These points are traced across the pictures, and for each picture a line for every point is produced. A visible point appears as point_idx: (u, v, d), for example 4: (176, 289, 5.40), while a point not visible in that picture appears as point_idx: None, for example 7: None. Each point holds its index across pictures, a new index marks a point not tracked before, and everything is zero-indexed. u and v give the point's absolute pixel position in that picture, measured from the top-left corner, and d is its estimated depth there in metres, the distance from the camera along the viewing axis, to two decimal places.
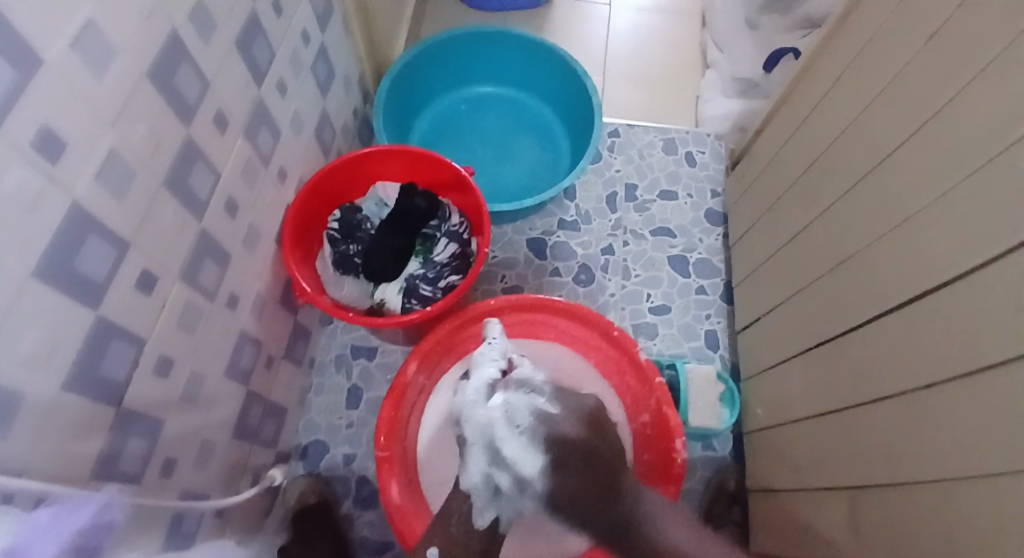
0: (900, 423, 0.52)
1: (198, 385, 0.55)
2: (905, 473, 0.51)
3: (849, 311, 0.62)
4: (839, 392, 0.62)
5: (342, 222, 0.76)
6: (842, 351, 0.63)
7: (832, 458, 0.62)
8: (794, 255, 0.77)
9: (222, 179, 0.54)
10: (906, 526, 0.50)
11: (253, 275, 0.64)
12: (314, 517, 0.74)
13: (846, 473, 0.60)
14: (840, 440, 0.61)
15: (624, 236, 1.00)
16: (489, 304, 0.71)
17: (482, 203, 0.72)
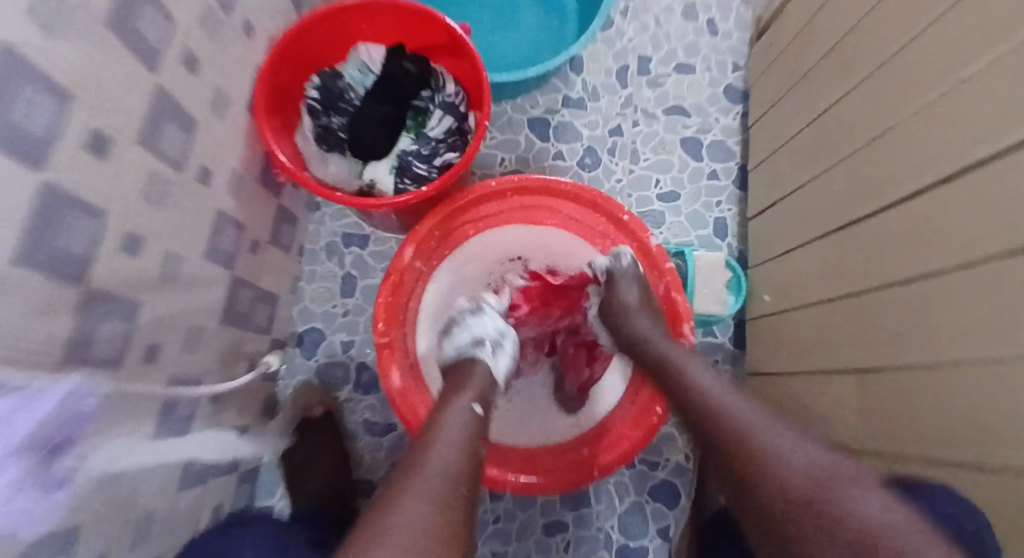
0: (910, 310, 0.51)
1: (176, 266, 0.51)
2: (917, 357, 0.49)
3: (868, 194, 0.58)
4: (852, 278, 0.60)
5: (323, 90, 0.67)
6: (856, 237, 0.60)
7: (840, 345, 0.62)
8: (815, 135, 0.69)
9: (179, 26, 0.45)
10: (913, 411, 0.50)
11: (228, 147, 0.57)
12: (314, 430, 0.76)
13: (854, 356, 0.59)
14: (849, 325, 0.60)
15: (633, 116, 0.92)
16: (490, 186, 0.66)
17: (481, 70, 0.63)
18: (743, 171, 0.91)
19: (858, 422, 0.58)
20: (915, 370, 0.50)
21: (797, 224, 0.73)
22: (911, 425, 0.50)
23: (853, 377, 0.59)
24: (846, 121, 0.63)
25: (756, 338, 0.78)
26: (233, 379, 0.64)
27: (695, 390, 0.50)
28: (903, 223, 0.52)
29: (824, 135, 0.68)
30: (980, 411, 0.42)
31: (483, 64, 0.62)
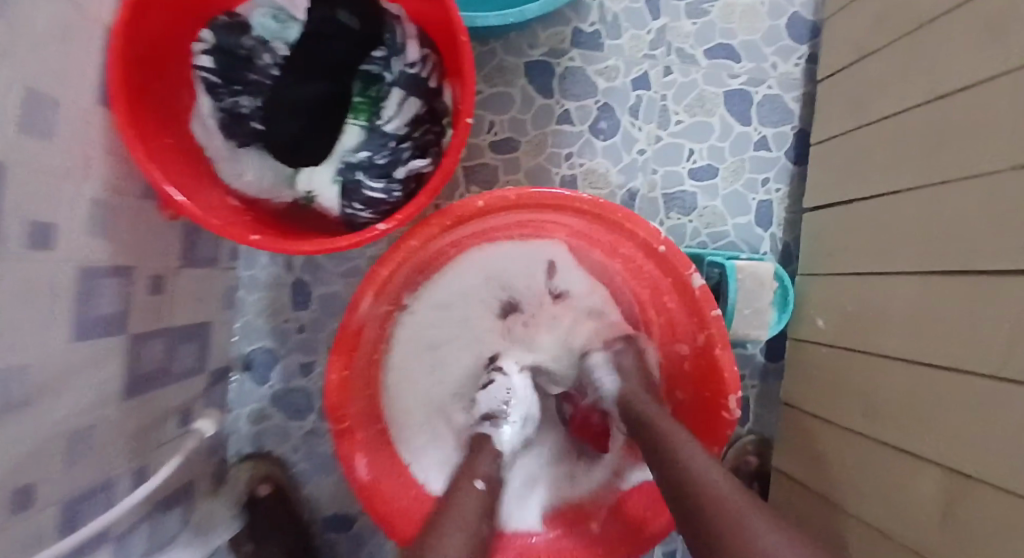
0: (1003, 416, 0.38)
1: (32, 375, 0.34)
2: (1010, 478, 0.37)
3: (981, 242, 0.42)
4: (931, 343, 0.46)
5: (225, 56, 0.45)
6: (960, 292, 0.44)
7: (893, 414, 0.50)
8: (918, 125, 0.50)
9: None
10: (970, 530, 0.40)
11: (72, 173, 0.37)
12: (269, 508, 0.63)
13: (913, 439, 0.47)
14: (919, 401, 0.47)
15: (665, 59, 0.69)
16: (475, 206, 0.47)
17: (461, 35, 0.41)
18: (800, 139, 0.71)
19: (891, 505, 0.49)
20: (989, 487, 0.39)
21: (867, 238, 0.56)
22: (963, 544, 0.41)
23: (900, 455, 0.48)
24: (974, 124, 0.44)
25: (798, 363, 0.65)
26: (153, 476, 0.50)
27: (683, 469, 0.37)
28: (1023, 307, 0.38)
29: (938, 131, 0.48)
30: None
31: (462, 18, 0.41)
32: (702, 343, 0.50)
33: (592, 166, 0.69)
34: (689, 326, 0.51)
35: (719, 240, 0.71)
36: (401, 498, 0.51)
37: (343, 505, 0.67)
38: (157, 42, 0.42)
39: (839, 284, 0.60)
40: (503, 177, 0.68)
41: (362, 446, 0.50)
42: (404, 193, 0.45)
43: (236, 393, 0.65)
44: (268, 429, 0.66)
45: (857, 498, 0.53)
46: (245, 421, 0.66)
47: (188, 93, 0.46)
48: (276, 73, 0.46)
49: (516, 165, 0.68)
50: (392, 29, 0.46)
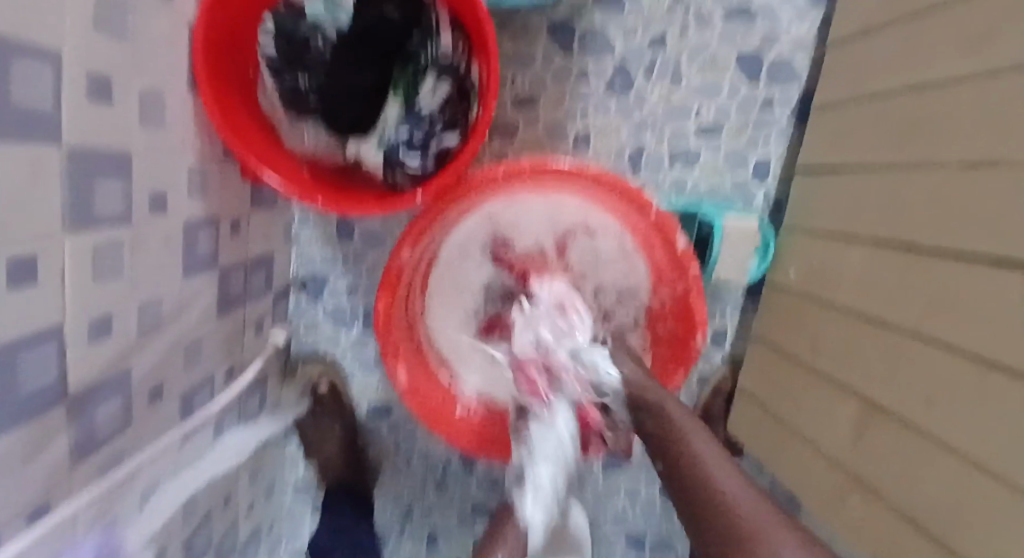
0: (912, 367, 0.49)
1: (156, 307, 0.47)
2: (917, 420, 0.48)
3: (915, 222, 0.51)
4: (870, 302, 0.56)
5: (284, 39, 0.54)
6: (895, 262, 0.53)
7: (833, 354, 0.60)
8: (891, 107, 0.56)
9: (68, 54, 0.33)
10: (875, 446, 0.53)
11: (176, 149, 0.47)
12: (329, 402, 0.80)
13: (846, 377, 0.58)
14: (854, 346, 0.57)
15: (682, 16, 0.72)
16: (497, 172, 0.56)
17: (483, 21, 0.48)
18: (805, 100, 0.75)
19: (818, 423, 0.62)
20: (895, 419, 0.51)
21: (838, 205, 0.63)
22: (867, 455, 0.54)
23: (832, 386, 0.60)
24: (924, 114, 0.51)
25: (770, 306, 0.75)
26: (240, 379, 0.66)
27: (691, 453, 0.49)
28: (940, 281, 0.47)
29: (895, 117, 0.55)
30: (959, 509, 0.42)
31: (487, 8, 0.47)
32: (681, 290, 0.61)
33: (603, 121, 0.75)
34: (672, 276, 0.61)
35: (715, 194, 0.78)
36: (433, 400, 0.65)
37: (383, 400, 0.83)
38: (231, 28, 0.50)
39: (812, 242, 0.68)
40: (523, 130, 0.75)
41: (404, 359, 0.64)
42: (435, 164, 0.55)
43: (296, 310, 0.79)
44: (321, 339, 0.81)
45: (797, 420, 0.65)
46: (303, 332, 0.80)
47: (253, 70, 0.55)
48: (327, 55, 0.55)
49: (535, 119, 0.75)
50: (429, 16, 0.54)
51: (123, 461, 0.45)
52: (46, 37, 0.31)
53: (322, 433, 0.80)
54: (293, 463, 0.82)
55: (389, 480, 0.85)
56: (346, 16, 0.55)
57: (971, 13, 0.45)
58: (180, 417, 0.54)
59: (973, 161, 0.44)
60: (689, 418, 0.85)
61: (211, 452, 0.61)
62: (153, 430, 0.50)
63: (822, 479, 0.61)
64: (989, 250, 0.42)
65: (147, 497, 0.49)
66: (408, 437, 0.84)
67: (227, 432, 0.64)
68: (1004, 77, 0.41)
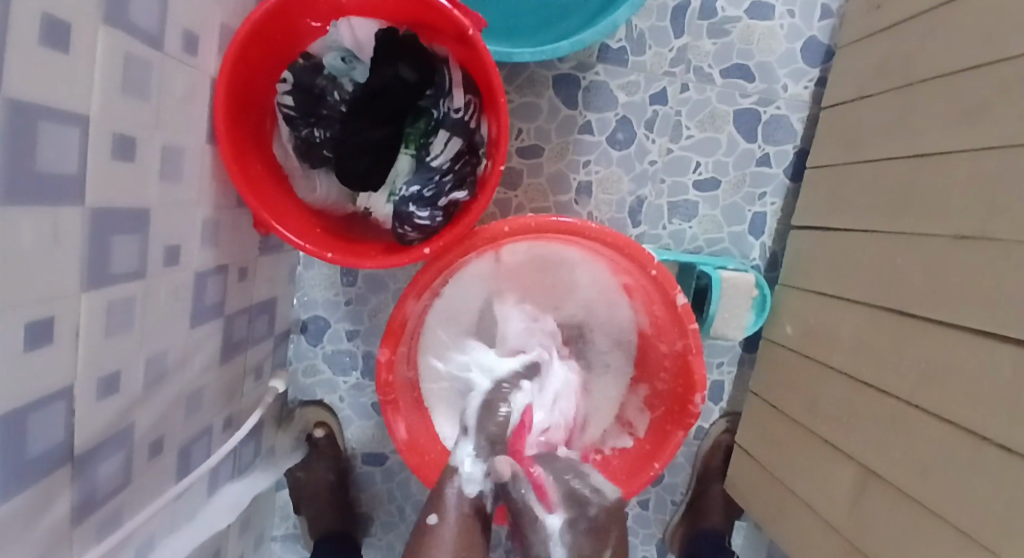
0: (907, 435, 0.50)
1: (161, 360, 0.47)
2: (913, 486, 0.49)
3: (908, 291, 0.52)
4: (866, 366, 0.57)
5: (302, 92, 0.56)
6: (886, 327, 0.55)
7: (830, 415, 0.61)
8: (884, 177, 0.58)
9: (94, 120, 0.34)
10: (872, 515, 0.53)
11: (189, 204, 0.48)
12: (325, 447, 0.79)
13: (843, 439, 0.59)
14: (848, 409, 0.59)
15: (682, 76, 0.75)
16: (502, 230, 0.57)
17: (496, 89, 0.50)
18: (800, 157, 0.78)
19: (817, 486, 0.62)
20: (892, 485, 0.52)
21: (832, 267, 0.65)
22: (865, 524, 0.54)
23: (829, 449, 0.61)
24: (915, 187, 0.53)
25: (766, 359, 0.76)
26: (238, 428, 0.65)
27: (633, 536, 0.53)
28: (934, 354, 0.48)
29: (885, 187, 0.58)
30: None
31: (498, 72, 0.49)
32: (680, 348, 0.61)
33: (606, 173, 0.77)
34: (672, 333, 0.62)
35: (714, 246, 0.80)
36: (431, 453, 0.65)
37: (380, 443, 0.82)
38: (250, 83, 0.51)
39: (807, 300, 0.70)
40: (527, 180, 0.77)
41: (403, 412, 0.63)
42: (445, 219, 0.55)
43: (296, 351, 0.79)
44: (319, 381, 0.80)
45: (794, 479, 0.66)
46: (301, 373, 0.80)
47: (270, 122, 0.56)
48: (343, 109, 0.56)
49: (540, 169, 0.77)
50: (443, 75, 0.56)
51: (120, 518, 0.45)
52: (74, 105, 0.32)
53: (314, 480, 0.78)
54: (282, 513, 0.82)
55: (383, 525, 0.84)
56: (363, 71, 0.57)
57: (971, 93, 0.47)
58: (176, 467, 0.53)
59: (965, 235, 0.46)
60: (684, 470, 0.85)
61: (205, 502, 0.60)
62: (150, 484, 0.49)
63: (821, 545, 0.60)
64: (984, 325, 0.43)
65: (141, 553, 0.48)
66: (403, 482, 0.83)
67: (222, 479, 0.63)
68: (997, 157, 0.44)
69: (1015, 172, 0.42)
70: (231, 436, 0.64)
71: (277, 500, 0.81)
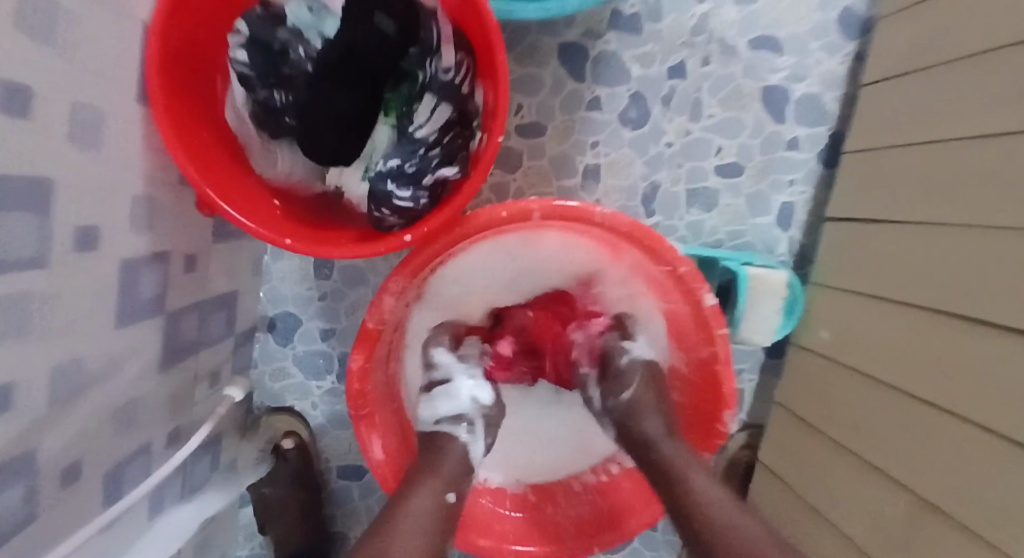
0: (968, 456, 0.42)
1: (79, 369, 0.39)
2: (968, 520, 0.41)
3: (964, 290, 0.45)
4: (918, 377, 0.49)
5: (259, 47, 0.46)
6: (941, 332, 0.47)
7: (876, 434, 0.53)
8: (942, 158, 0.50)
9: None
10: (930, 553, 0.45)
11: (113, 178, 0.39)
12: (294, 463, 0.70)
13: (889, 462, 0.51)
14: (895, 426, 0.51)
15: (704, 47, 0.66)
16: (499, 215, 0.48)
17: (495, 38, 0.41)
18: (834, 142, 0.69)
19: (864, 516, 0.53)
20: (944, 517, 0.44)
21: (880, 263, 0.57)
22: None
23: (878, 474, 0.52)
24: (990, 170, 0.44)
25: (795, 367, 0.68)
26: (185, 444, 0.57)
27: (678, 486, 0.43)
28: (1001, 361, 0.40)
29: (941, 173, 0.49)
30: None
31: (498, 22, 0.40)
32: (706, 355, 0.53)
33: (615, 156, 0.68)
34: (696, 339, 0.54)
35: (735, 239, 0.71)
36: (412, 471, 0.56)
37: (357, 457, 0.73)
38: (195, 34, 0.43)
39: (848, 303, 0.61)
40: (527, 162, 0.68)
41: (380, 427, 0.54)
42: (430, 201, 0.46)
43: (263, 351, 0.70)
44: (290, 386, 0.71)
45: (830, 506, 0.58)
46: (268, 377, 0.71)
47: (222, 81, 0.48)
48: (310, 68, 0.47)
49: (541, 150, 0.68)
50: (429, 30, 0.47)
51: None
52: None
53: (281, 497, 0.70)
54: (247, 531, 0.73)
55: None
56: (334, 24, 0.48)
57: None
58: (102, 494, 0.45)
59: None
60: None
61: (145, 530, 0.52)
62: (66, 519, 0.40)
63: None
64: None
65: None
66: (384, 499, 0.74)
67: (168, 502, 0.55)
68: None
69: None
70: (177, 453, 0.55)
71: (241, 518, 0.73)
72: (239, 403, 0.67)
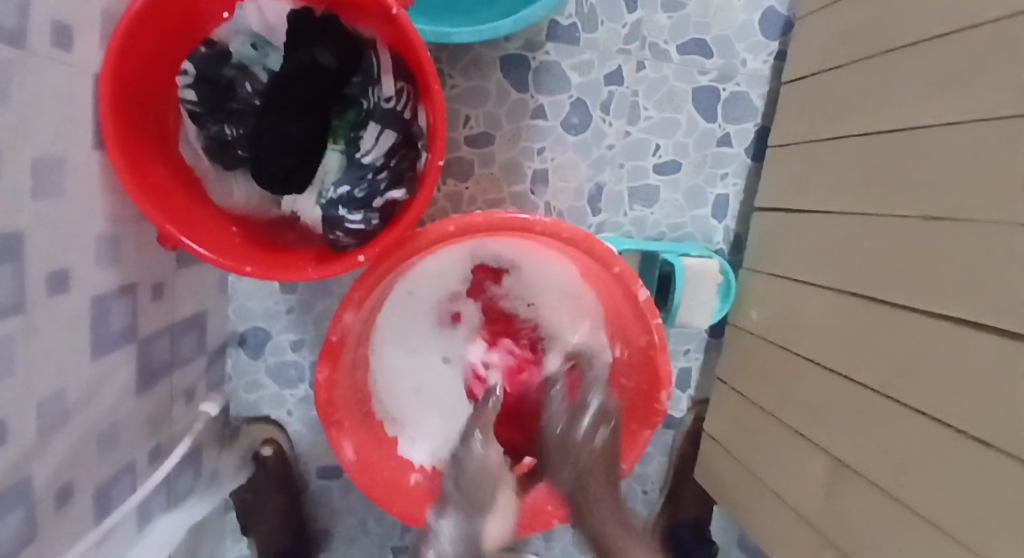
0: (877, 425, 0.48)
1: (60, 399, 0.42)
2: (885, 478, 0.47)
3: (868, 274, 0.51)
4: (835, 354, 0.55)
5: (206, 85, 0.50)
6: (853, 315, 0.52)
7: (799, 405, 0.60)
8: (853, 153, 0.54)
9: None
10: (846, 508, 0.52)
11: (78, 222, 0.42)
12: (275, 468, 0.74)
13: (810, 427, 0.57)
14: (816, 396, 0.57)
15: (639, 53, 0.71)
16: (447, 230, 0.52)
17: (427, 68, 0.44)
18: (762, 136, 0.75)
19: (789, 477, 0.60)
20: (862, 474, 0.50)
21: (801, 251, 0.62)
22: (840, 516, 0.52)
23: (808, 442, 0.58)
24: (887, 166, 0.49)
25: (735, 345, 0.75)
26: (166, 458, 0.60)
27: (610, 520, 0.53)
28: (904, 344, 0.46)
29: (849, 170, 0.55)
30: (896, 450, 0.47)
31: (429, 51, 0.44)
32: (646, 344, 0.58)
33: (561, 160, 0.73)
34: (636, 329, 0.59)
35: (676, 231, 0.76)
36: (387, 471, 0.61)
37: (333, 458, 0.77)
38: (142, 75, 0.45)
39: (773, 285, 0.68)
40: (478, 170, 0.72)
41: (350, 432, 0.58)
42: (382, 221, 0.49)
43: (236, 365, 0.74)
44: (265, 396, 0.75)
45: (765, 470, 0.64)
46: (243, 390, 0.75)
47: (174, 116, 0.51)
48: (256, 102, 0.51)
49: (491, 157, 0.72)
50: (370, 59, 0.50)
51: None
52: None
53: (262, 504, 0.74)
54: (235, 534, 0.77)
55: (346, 540, 0.80)
56: (278, 58, 0.51)
57: (941, 64, 0.44)
58: (94, 514, 0.48)
59: (936, 216, 0.43)
60: (657, 460, 0.84)
61: (139, 542, 0.55)
62: (62, 538, 0.43)
63: (793, 533, 0.59)
64: (959, 310, 0.40)
65: None
66: (363, 495, 0.79)
67: (155, 515, 0.58)
68: (947, 139, 0.42)
69: (974, 155, 0.40)
70: (160, 468, 0.58)
71: (227, 524, 0.76)
72: (217, 418, 0.71)
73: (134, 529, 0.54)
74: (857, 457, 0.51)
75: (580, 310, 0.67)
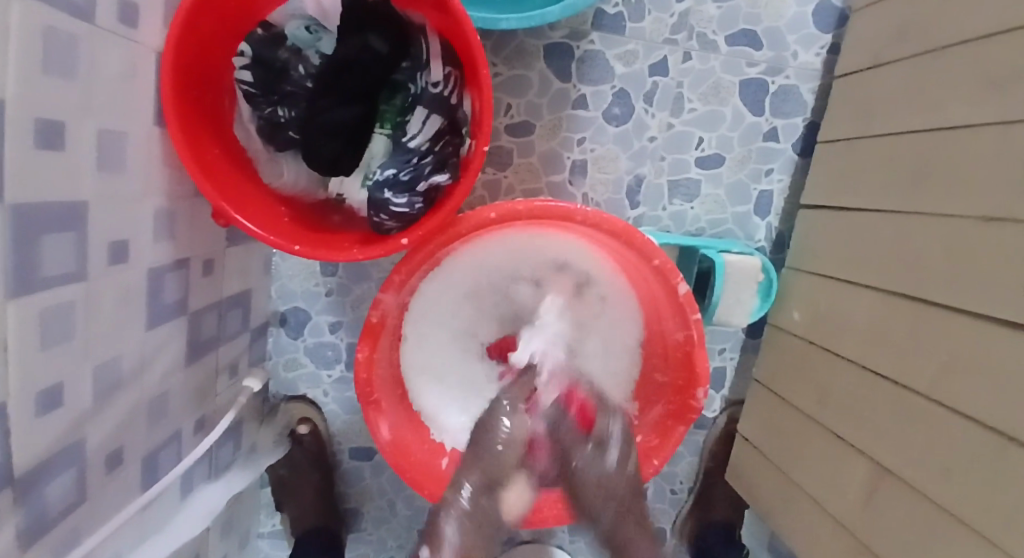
0: (923, 430, 0.47)
1: (114, 367, 0.43)
2: (927, 486, 0.46)
3: (921, 274, 0.49)
4: (880, 355, 0.53)
5: (261, 69, 0.52)
6: (904, 317, 0.50)
7: (839, 409, 0.58)
8: (908, 146, 0.52)
9: (19, 108, 0.28)
10: (885, 515, 0.50)
11: (137, 197, 0.43)
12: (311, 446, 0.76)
13: (851, 431, 0.56)
14: (859, 398, 0.55)
15: (685, 45, 0.69)
16: (487, 216, 0.52)
17: (474, 51, 0.44)
18: (810, 132, 0.72)
19: (827, 481, 0.59)
20: (904, 481, 0.48)
21: (849, 249, 0.60)
22: (879, 524, 0.51)
23: (848, 446, 0.56)
24: (944, 161, 0.47)
25: (773, 344, 0.73)
26: (210, 430, 0.62)
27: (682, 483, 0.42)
28: (953, 348, 0.44)
29: (904, 166, 0.53)
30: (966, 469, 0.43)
31: (481, 38, 0.44)
32: (682, 339, 0.57)
33: (601, 152, 0.72)
34: (673, 323, 0.58)
35: (717, 227, 0.75)
36: (418, 451, 0.61)
37: (366, 439, 0.79)
38: (200, 55, 0.47)
39: (817, 284, 0.66)
40: (518, 159, 0.72)
41: (386, 412, 0.59)
42: (425, 205, 0.50)
43: (276, 343, 0.76)
44: (302, 375, 0.77)
45: (802, 474, 0.62)
46: (281, 368, 0.77)
47: (229, 100, 0.52)
48: (309, 84, 0.52)
49: (531, 148, 0.72)
50: (419, 45, 0.51)
51: (77, 539, 0.41)
52: None
53: (301, 479, 0.76)
54: (269, 508, 0.80)
55: (374, 521, 0.82)
56: (330, 42, 0.53)
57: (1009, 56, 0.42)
58: (140, 479, 0.50)
59: (993, 216, 0.41)
60: (686, 460, 0.83)
61: (180, 507, 0.57)
62: (111, 499, 0.45)
63: (826, 538, 0.58)
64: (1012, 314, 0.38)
65: None
66: (392, 478, 0.80)
67: (195, 484, 0.60)
68: (1013, 133, 0.40)
69: None
70: (205, 438, 0.61)
71: (262, 497, 0.79)
72: (258, 394, 0.73)
73: (176, 494, 0.56)
74: (899, 463, 0.49)
75: (613, 302, 0.67)
